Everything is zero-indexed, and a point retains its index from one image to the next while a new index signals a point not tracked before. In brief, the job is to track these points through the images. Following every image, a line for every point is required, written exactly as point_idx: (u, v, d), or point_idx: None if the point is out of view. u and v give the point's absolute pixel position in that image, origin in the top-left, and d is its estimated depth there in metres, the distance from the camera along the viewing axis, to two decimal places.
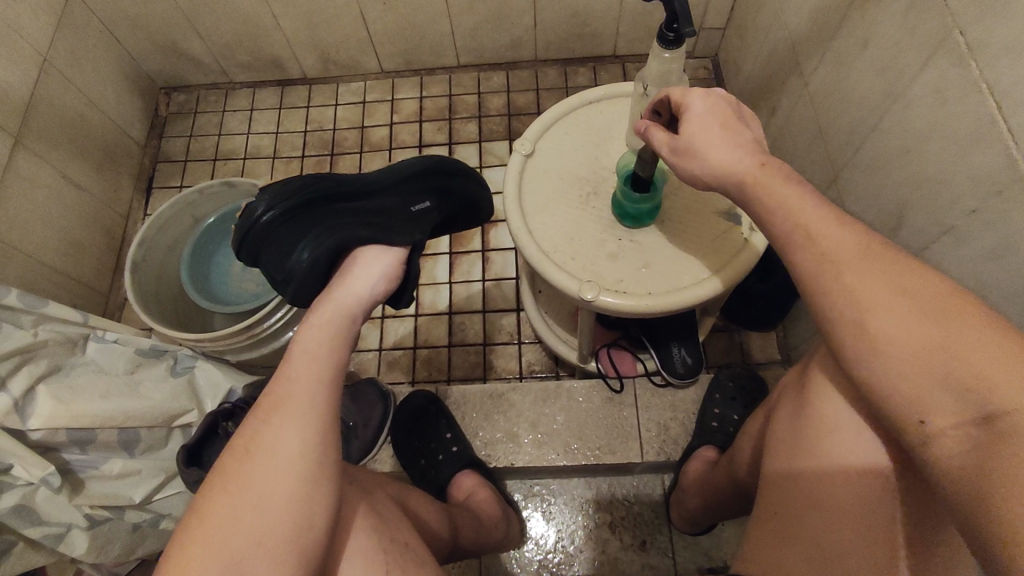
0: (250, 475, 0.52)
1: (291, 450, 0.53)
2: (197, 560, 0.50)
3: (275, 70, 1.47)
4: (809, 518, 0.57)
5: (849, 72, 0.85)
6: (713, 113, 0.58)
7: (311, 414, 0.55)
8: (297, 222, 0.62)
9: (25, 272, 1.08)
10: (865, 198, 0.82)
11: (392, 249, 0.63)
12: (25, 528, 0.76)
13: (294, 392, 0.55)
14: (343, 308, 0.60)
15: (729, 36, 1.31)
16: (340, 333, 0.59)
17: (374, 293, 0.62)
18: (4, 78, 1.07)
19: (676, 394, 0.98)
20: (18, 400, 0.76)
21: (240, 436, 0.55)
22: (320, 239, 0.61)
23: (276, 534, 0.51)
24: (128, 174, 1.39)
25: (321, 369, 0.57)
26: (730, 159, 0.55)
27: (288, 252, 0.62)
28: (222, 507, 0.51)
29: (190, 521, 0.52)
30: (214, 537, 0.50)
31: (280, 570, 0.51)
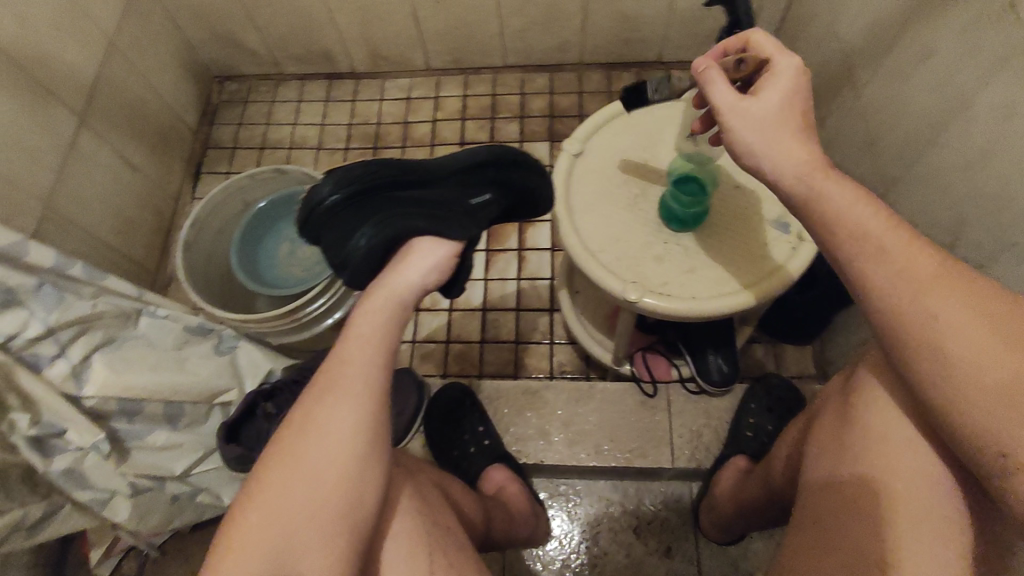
0: (305, 451, 0.56)
1: (343, 432, 0.56)
2: (254, 527, 0.54)
3: (324, 63, 1.50)
4: (853, 528, 0.56)
5: (907, 84, 0.84)
6: (788, 89, 0.57)
7: (362, 398, 0.57)
8: (359, 209, 0.61)
9: (80, 246, 1.12)
10: (920, 212, 0.81)
11: (447, 244, 0.62)
12: (74, 490, 0.81)
13: (347, 375, 0.58)
14: (397, 296, 0.60)
15: (778, 46, 1.30)
16: (393, 319, 0.60)
17: (426, 284, 0.62)
18: (74, 61, 1.12)
19: (709, 401, 0.98)
20: (76, 366, 0.79)
21: (296, 412, 0.58)
22: (379, 228, 0.60)
23: (326, 510, 0.55)
24: (178, 157, 1.43)
25: (373, 354, 0.59)
26: (790, 151, 0.54)
27: (347, 238, 0.61)
28: (277, 481, 0.55)
29: (250, 489, 0.56)
30: (269, 509, 0.54)
31: (329, 540, 0.54)
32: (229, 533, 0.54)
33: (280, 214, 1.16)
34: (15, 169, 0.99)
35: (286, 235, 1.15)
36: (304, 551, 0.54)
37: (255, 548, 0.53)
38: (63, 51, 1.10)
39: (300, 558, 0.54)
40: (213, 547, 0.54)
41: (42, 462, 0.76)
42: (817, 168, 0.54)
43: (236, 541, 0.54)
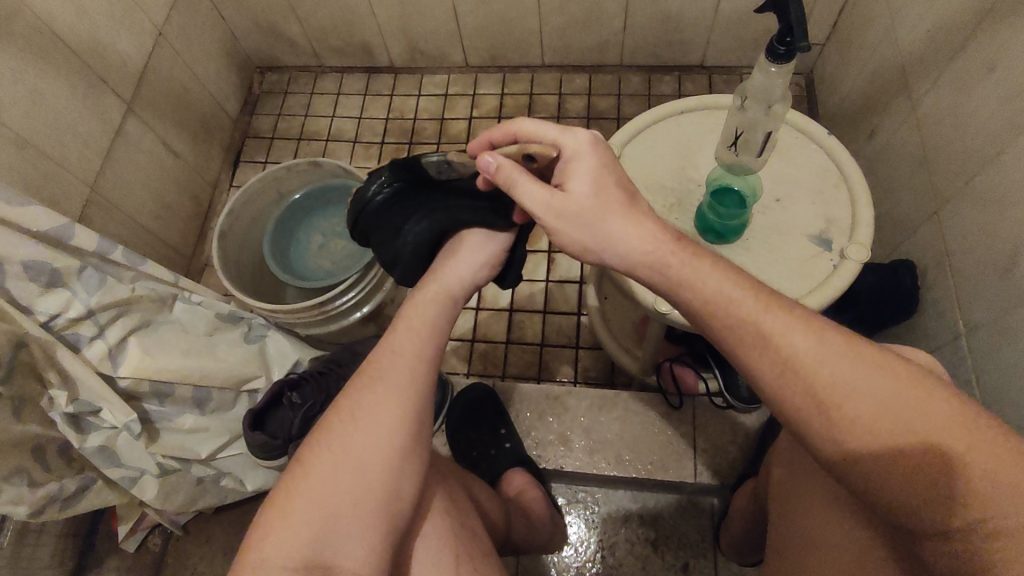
0: (353, 437, 0.55)
1: (391, 420, 0.56)
2: (296, 511, 0.52)
3: (364, 57, 1.51)
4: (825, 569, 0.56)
5: (967, 98, 0.80)
6: (595, 172, 0.55)
7: (411, 388, 0.57)
8: (407, 202, 0.64)
9: (122, 229, 1.15)
10: (975, 233, 0.77)
11: (496, 236, 0.63)
12: (106, 468, 0.83)
13: (397, 363, 0.58)
14: (448, 290, 0.62)
15: (827, 53, 1.26)
16: (443, 313, 0.61)
17: (475, 278, 0.63)
18: (125, 48, 1.15)
19: (737, 417, 0.95)
20: (112, 347, 0.81)
21: (343, 398, 0.57)
22: (426, 219, 0.63)
23: (370, 499, 0.53)
24: (219, 146, 1.46)
25: (422, 345, 0.59)
26: (633, 239, 0.54)
27: (397, 231, 0.64)
28: (322, 465, 0.54)
29: (294, 471, 0.54)
30: (312, 493, 0.53)
31: (372, 529, 0.53)
32: (268, 517, 0.52)
33: (314, 206, 1.17)
34: (65, 152, 1.03)
35: (319, 226, 1.16)
36: (345, 540, 0.52)
37: (296, 533, 0.51)
38: (116, 38, 1.13)
39: (340, 546, 0.52)
40: (250, 530, 0.52)
41: (77, 437, 0.80)
42: (672, 248, 0.54)
43: (277, 524, 0.52)
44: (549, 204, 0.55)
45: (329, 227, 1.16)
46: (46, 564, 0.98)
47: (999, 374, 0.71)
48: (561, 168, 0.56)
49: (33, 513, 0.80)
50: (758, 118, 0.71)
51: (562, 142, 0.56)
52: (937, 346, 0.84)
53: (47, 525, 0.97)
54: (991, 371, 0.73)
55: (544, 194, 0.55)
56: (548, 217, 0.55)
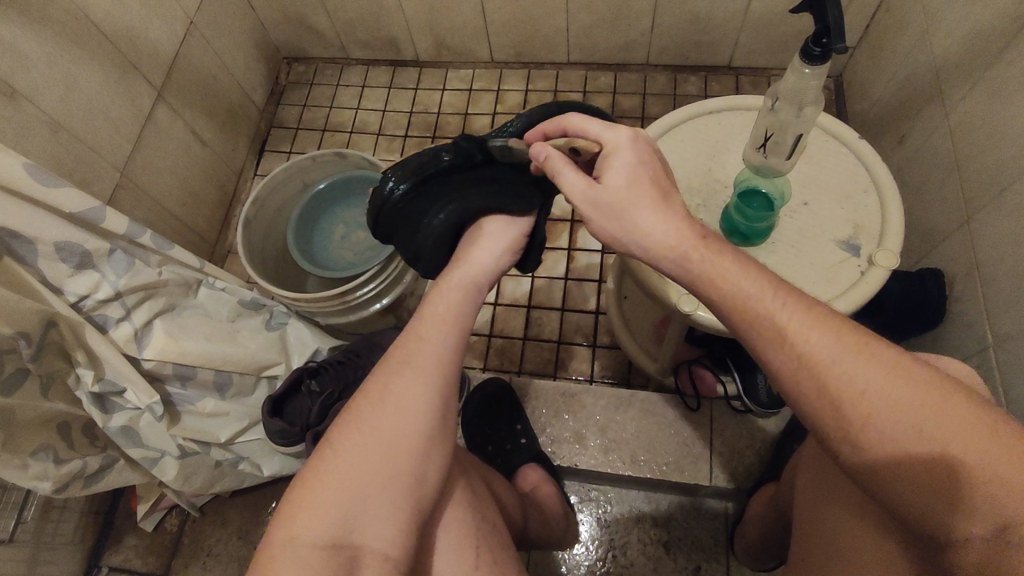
0: (380, 421, 0.55)
1: (418, 405, 0.56)
2: (325, 490, 0.53)
3: (390, 50, 1.52)
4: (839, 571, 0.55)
5: (1004, 105, 0.79)
6: (634, 166, 0.55)
7: (437, 373, 0.57)
8: (426, 192, 0.64)
9: (150, 214, 1.17)
10: (1007, 243, 0.76)
11: (516, 221, 0.63)
12: (127, 448, 0.85)
13: (424, 350, 0.58)
14: (471, 278, 0.60)
15: (858, 57, 1.24)
16: (468, 299, 0.60)
17: (497, 266, 0.62)
18: (157, 37, 1.17)
19: (754, 421, 0.94)
20: (138, 330, 0.82)
21: (370, 381, 0.57)
22: (445, 206, 0.62)
23: (397, 481, 0.54)
24: (245, 135, 1.48)
25: (450, 332, 0.59)
26: (658, 228, 0.52)
27: (418, 221, 0.64)
28: (351, 447, 0.54)
29: (320, 454, 0.55)
30: (341, 473, 0.53)
31: (397, 513, 0.54)
32: (297, 496, 0.53)
33: (337, 197, 1.18)
34: (96, 136, 1.05)
35: (341, 217, 1.17)
36: (372, 520, 0.53)
37: (325, 512, 0.52)
38: (148, 26, 1.14)
39: (367, 526, 0.53)
40: (278, 508, 0.53)
41: (102, 416, 0.81)
42: (693, 244, 0.52)
43: (305, 503, 0.52)
44: (580, 188, 0.55)
45: (351, 218, 1.17)
46: (69, 539, 1.00)
47: None
48: (602, 161, 0.57)
49: (57, 488, 0.82)
50: (789, 121, 0.70)
51: (605, 139, 0.57)
52: (963, 357, 0.83)
53: (70, 501, 0.99)
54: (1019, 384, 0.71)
55: (580, 182, 0.55)
56: (582, 205, 0.56)
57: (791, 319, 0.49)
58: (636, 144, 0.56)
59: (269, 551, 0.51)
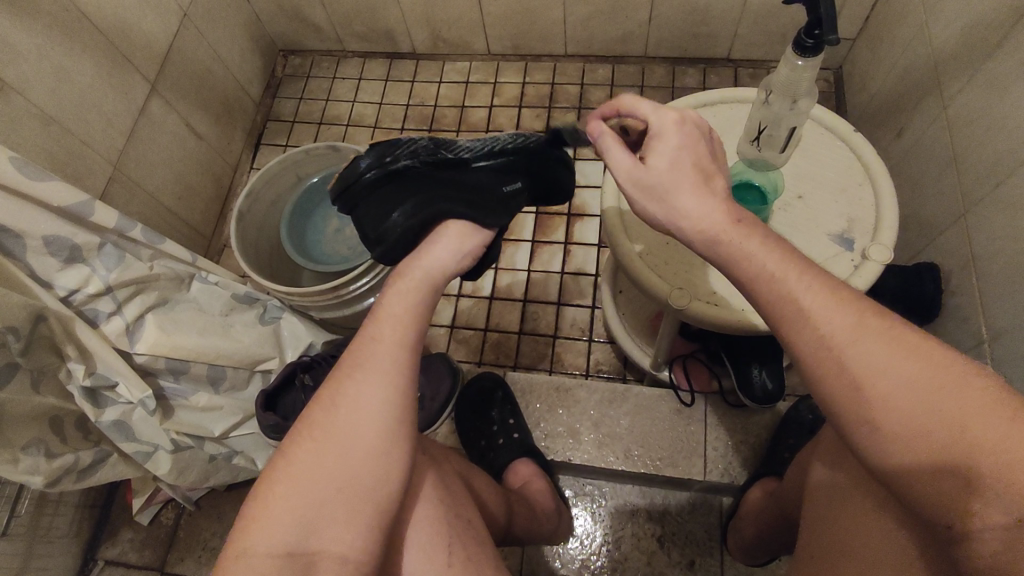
0: (333, 427, 0.54)
1: (371, 408, 0.55)
2: (280, 498, 0.53)
3: (387, 42, 1.51)
4: (841, 566, 0.55)
5: (1001, 99, 0.78)
6: (676, 150, 0.54)
7: (391, 374, 0.56)
8: (399, 184, 0.60)
9: (143, 208, 1.17)
10: (1001, 238, 0.75)
11: (479, 231, 0.61)
12: (120, 441, 0.84)
13: (377, 352, 0.57)
14: (428, 276, 0.59)
15: (858, 49, 1.23)
16: (424, 299, 0.59)
17: (460, 265, 0.60)
18: (151, 29, 1.16)
19: (749, 416, 0.94)
20: (130, 324, 0.82)
21: (326, 386, 0.57)
22: (416, 207, 0.59)
23: (353, 486, 0.53)
24: (241, 129, 1.47)
25: (405, 332, 0.58)
26: (696, 214, 0.52)
27: (384, 212, 0.60)
28: (306, 454, 0.54)
29: (276, 463, 0.54)
30: (297, 483, 0.53)
31: (355, 519, 0.53)
32: (254, 505, 0.53)
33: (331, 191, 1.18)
34: (89, 130, 1.04)
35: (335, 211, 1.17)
36: (329, 525, 0.53)
37: (279, 521, 0.52)
38: (142, 19, 1.14)
39: (323, 533, 0.52)
40: (237, 518, 0.53)
41: (94, 410, 0.81)
42: (726, 227, 0.52)
43: (260, 514, 0.52)
44: (627, 168, 0.55)
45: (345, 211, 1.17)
46: (64, 532, 1.00)
47: (1021, 384, 0.69)
48: (647, 140, 0.56)
49: (49, 483, 0.82)
50: (783, 114, 0.69)
51: (651, 119, 0.56)
52: (959, 351, 0.82)
53: (65, 494, 0.99)
54: (1012, 379, 0.71)
55: (626, 164, 0.55)
56: (626, 184, 0.55)
57: (795, 301, 0.48)
58: (679, 114, 0.55)
59: (227, 561, 0.51)
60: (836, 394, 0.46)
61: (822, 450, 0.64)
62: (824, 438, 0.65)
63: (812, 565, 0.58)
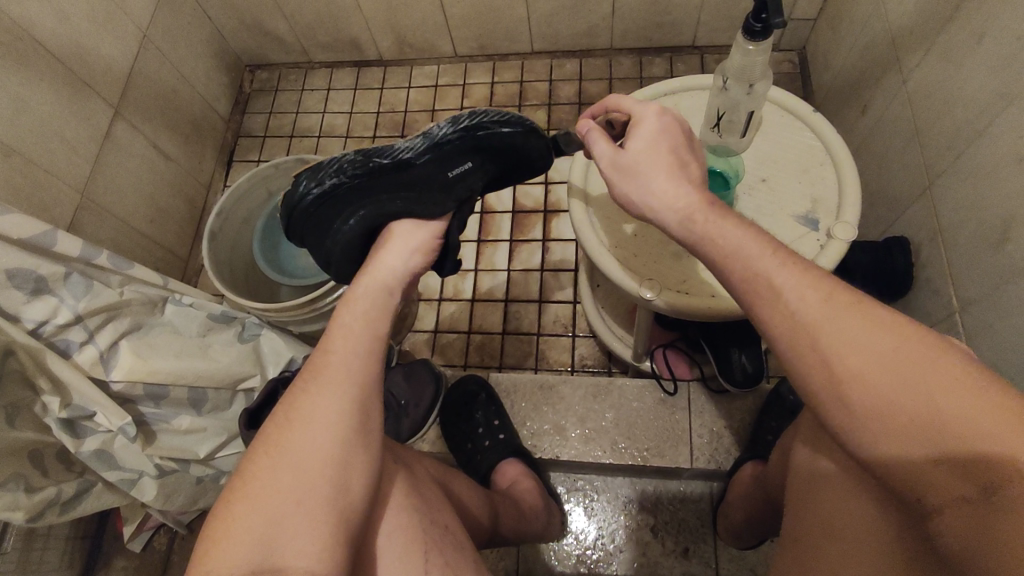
0: (291, 439, 0.54)
1: (330, 418, 0.55)
2: (241, 515, 0.52)
3: (353, 51, 1.50)
4: (826, 548, 0.55)
5: (956, 68, 0.79)
6: (656, 134, 0.58)
7: (347, 383, 0.57)
8: (333, 202, 0.62)
9: (115, 234, 1.16)
10: (964, 208, 0.76)
11: (426, 223, 0.63)
12: (103, 471, 0.84)
13: (332, 362, 0.57)
14: (378, 283, 0.61)
15: (819, 29, 1.23)
16: (377, 306, 0.60)
17: (409, 268, 0.62)
18: (110, 52, 1.15)
19: (732, 400, 0.94)
20: (103, 352, 0.81)
21: (283, 401, 0.57)
22: (355, 214, 0.62)
23: (315, 498, 0.53)
24: (211, 147, 1.46)
25: (359, 341, 0.58)
26: (671, 197, 0.55)
27: (326, 230, 0.64)
28: (266, 469, 0.53)
29: (235, 481, 0.54)
30: (256, 498, 0.52)
31: (319, 530, 0.52)
32: (214, 525, 0.52)
33: None
34: (52, 158, 1.03)
35: None
36: (292, 539, 0.51)
37: (239, 539, 0.51)
38: (99, 42, 1.13)
39: (286, 548, 0.51)
40: (198, 540, 0.51)
41: (73, 442, 0.80)
42: (699, 208, 0.54)
43: (220, 534, 0.51)
44: (607, 154, 0.59)
45: None
46: (56, 566, 1.00)
47: (992, 351, 0.70)
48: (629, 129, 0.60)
49: (32, 518, 0.81)
50: (740, 99, 0.69)
51: (634, 111, 0.61)
52: (933, 322, 0.83)
53: (54, 528, 0.99)
54: (983, 345, 0.72)
55: (607, 150, 0.59)
56: (606, 169, 0.59)
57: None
58: (661, 105, 0.60)
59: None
60: None
61: (803, 433, 0.64)
62: (803, 420, 0.66)
63: (800, 548, 0.58)
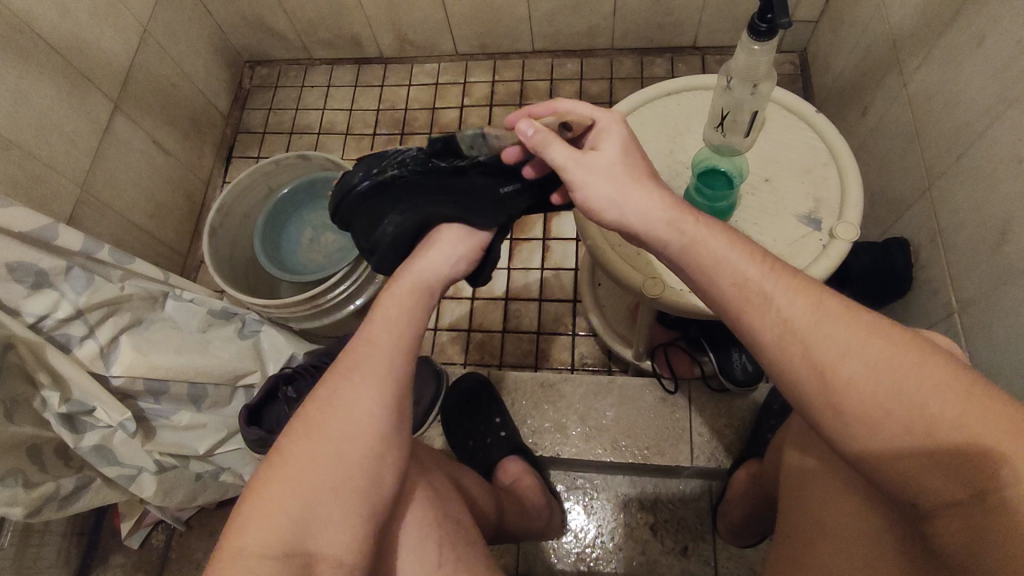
0: (332, 427, 0.54)
1: (371, 410, 0.55)
2: (278, 494, 0.52)
3: (354, 48, 1.49)
4: (818, 547, 0.56)
5: (957, 71, 0.79)
6: (625, 141, 0.57)
7: (389, 378, 0.56)
8: (389, 195, 0.62)
9: (114, 229, 1.15)
10: (964, 209, 0.77)
11: (476, 232, 0.62)
12: (103, 466, 0.83)
13: (376, 354, 0.57)
14: (423, 281, 0.60)
15: (820, 31, 1.24)
16: (419, 302, 0.60)
17: (452, 272, 0.61)
18: (109, 46, 1.15)
19: (732, 399, 0.95)
20: (104, 346, 0.81)
21: (323, 385, 0.57)
22: (407, 212, 0.61)
23: (349, 487, 0.53)
24: (211, 142, 1.46)
25: (402, 336, 0.58)
26: (650, 206, 0.54)
27: (376, 222, 0.62)
28: (305, 452, 0.54)
29: (271, 461, 0.54)
30: (292, 481, 0.53)
31: (351, 520, 0.53)
32: (248, 502, 0.52)
33: (303, 201, 1.17)
34: (51, 152, 1.02)
35: (309, 220, 1.16)
36: (326, 526, 0.52)
37: (275, 519, 0.51)
38: (100, 36, 1.12)
39: (320, 534, 0.52)
40: (231, 515, 0.52)
41: (72, 437, 0.80)
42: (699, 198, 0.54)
43: (256, 513, 0.51)
44: (570, 155, 0.55)
45: (320, 220, 1.16)
46: (53, 562, 0.99)
47: (990, 351, 0.71)
48: (592, 136, 0.58)
49: (30, 513, 0.81)
50: (744, 99, 0.71)
51: (597, 116, 0.58)
52: (931, 322, 0.84)
53: (51, 524, 0.98)
54: (983, 346, 0.72)
55: (570, 151, 0.55)
56: (572, 172, 0.55)
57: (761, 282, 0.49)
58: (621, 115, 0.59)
59: (220, 561, 0.50)
60: (795, 371, 0.47)
61: (798, 432, 0.65)
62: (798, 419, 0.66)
63: (794, 549, 0.58)
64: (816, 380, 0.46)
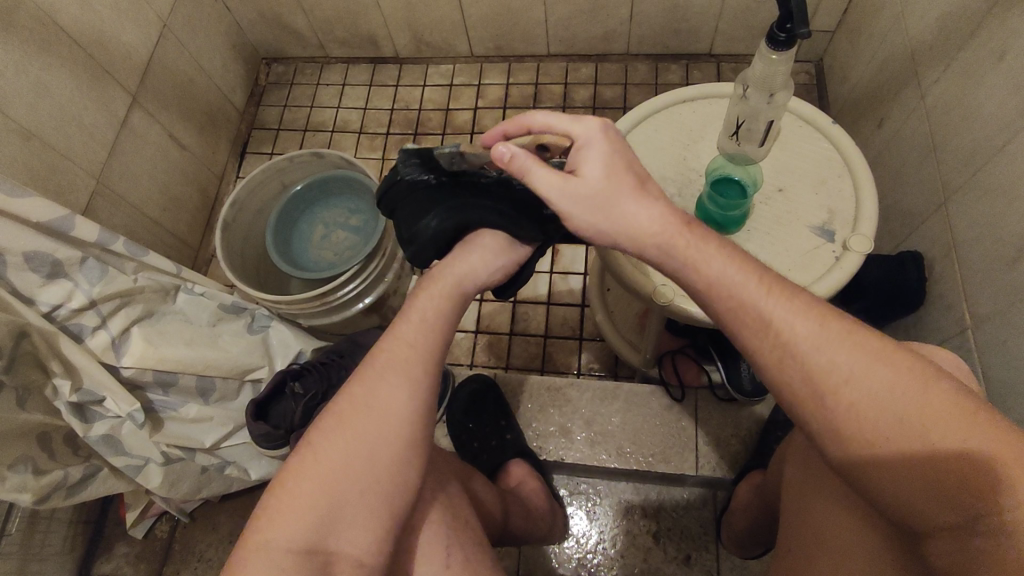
0: (361, 428, 0.54)
1: (401, 415, 0.55)
2: (304, 491, 0.53)
3: (370, 47, 1.50)
4: (818, 560, 0.56)
5: (976, 86, 0.79)
6: (608, 157, 0.54)
7: (420, 383, 0.57)
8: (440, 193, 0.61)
9: (128, 220, 1.16)
10: (981, 226, 0.76)
11: (513, 246, 0.62)
12: (110, 456, 0.84)
13: (408, 357, 0.57)
14: (455, 286, 0.60)
15: (838, 41, 1.23)
16: (450, 305, 0.60)
17: (488, 281, 0.62)
18: (129, 40, 1.16)
19: (739, 410, 0.94)
20: (115, 338, 0.82)
21: (357, 383, 0.56)
22: (452, 211, 0.60)
23: (376, 490, 0.54)
24: (225, 138, 1.47)
25: (432, 340, 0.58)
26: (646, 222, 0.53)
27: (420, 215, 0.61)
28: (334, 451, 0.54)
29: (299, 456, 0.54)
30: (318, 479, 0.53)
31: (375, 521, 0.54)
32: (274, 496, 0.53)
33: (318, 199, 1.18)
34: (69, 143, 1.04)
35: (322, 218, 1.17)
36: (349, 526, 0.53)
37: (300, 515, 0.52)
38: (120, 29, 1.13)
39: (343, 533, 0.53)
40: (256, 507, 0.53)
41: (82, 426, 0.80)
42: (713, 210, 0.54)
43: (281, 507, 0.52)
44: (556, 185, 0.54)
45: (332, 219, 1.17)
46: (58, 549, 1.00)
47: (1002, 370, 0.70)
48: (573, 154, 0.56)
49: (39, 499, 0.81)
50: (760, 108, 0.70)
51: (574, 131, 0.55)
52: (942, 338, 0.83)
53: (57, 512, 0.99)
54: (994, 364, 0.71)
55: (555, 179, 0.54)
56: (561, 203, 0.54)
57: (774, 299, 0.48)
58: (602, 121, 0.55)
59: (247, 551, 0.51)
60: (802, 387, 0.47)
61: (800, 445, 0.64)
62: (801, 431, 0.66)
63: (795, 560, 0.58)
64: (813, 399, 0.46)
